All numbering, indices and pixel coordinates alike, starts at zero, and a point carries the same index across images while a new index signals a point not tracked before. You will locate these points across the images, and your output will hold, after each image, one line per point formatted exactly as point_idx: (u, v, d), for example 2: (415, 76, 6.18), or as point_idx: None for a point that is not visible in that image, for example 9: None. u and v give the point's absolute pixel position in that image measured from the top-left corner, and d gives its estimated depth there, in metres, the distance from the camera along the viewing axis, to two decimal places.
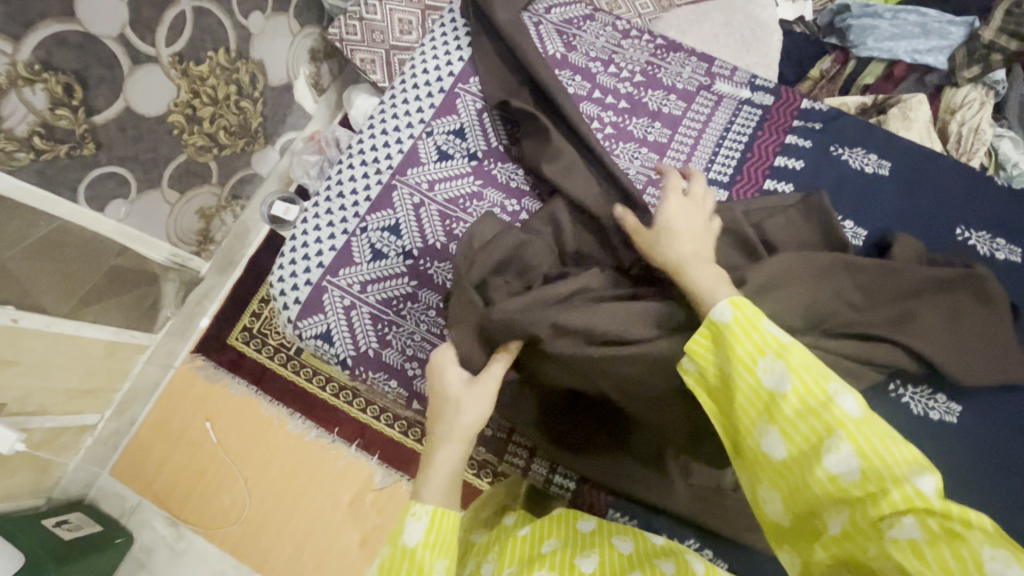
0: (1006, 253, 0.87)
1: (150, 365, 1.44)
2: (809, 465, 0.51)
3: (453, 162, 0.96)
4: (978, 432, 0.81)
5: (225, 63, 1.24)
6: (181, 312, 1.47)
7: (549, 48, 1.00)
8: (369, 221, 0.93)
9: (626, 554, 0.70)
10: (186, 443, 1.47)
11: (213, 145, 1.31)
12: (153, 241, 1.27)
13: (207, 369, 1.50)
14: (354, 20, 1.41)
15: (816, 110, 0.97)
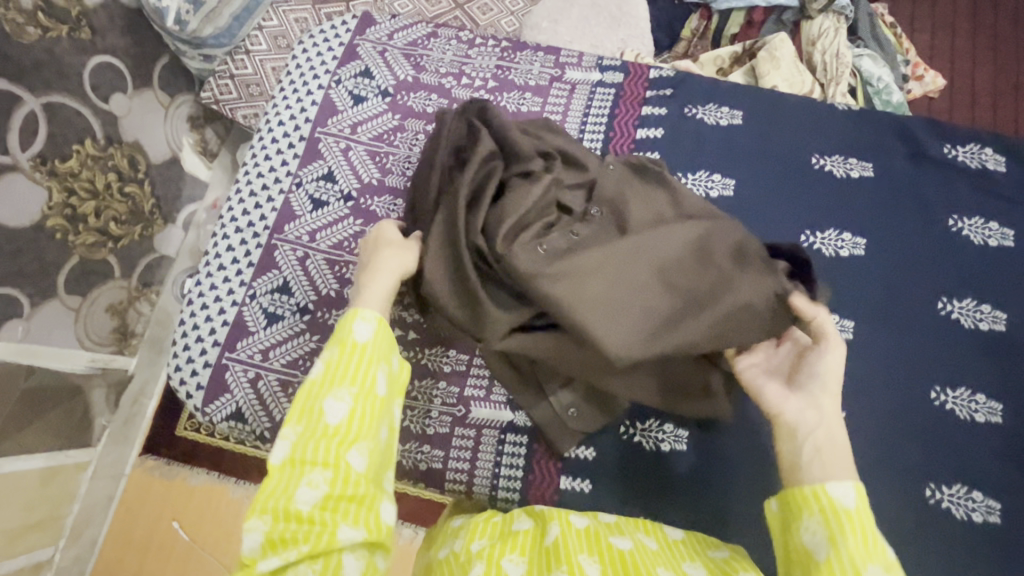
0: (859, 170, 0.93)
1: (98, 480, 1.36)
2: (799, 491, 0.61)
3: (329, 207, 0.94)
4: (887, 338, 0.86)
5: (95, 153, 1.20)
6: (118, 417, 1.41)
7: (398, 74, 1.01)
8: (256, 287, 0.91)
9: (587, 530, 0.73)
10: (156, 548, 1.39)
11: (107, 239, 1.27)
12: (64, 352, 1.21)
13: (162, 466, 1.45)
14: (225, 80, 1.41)
15: (662, 78, 1.01)
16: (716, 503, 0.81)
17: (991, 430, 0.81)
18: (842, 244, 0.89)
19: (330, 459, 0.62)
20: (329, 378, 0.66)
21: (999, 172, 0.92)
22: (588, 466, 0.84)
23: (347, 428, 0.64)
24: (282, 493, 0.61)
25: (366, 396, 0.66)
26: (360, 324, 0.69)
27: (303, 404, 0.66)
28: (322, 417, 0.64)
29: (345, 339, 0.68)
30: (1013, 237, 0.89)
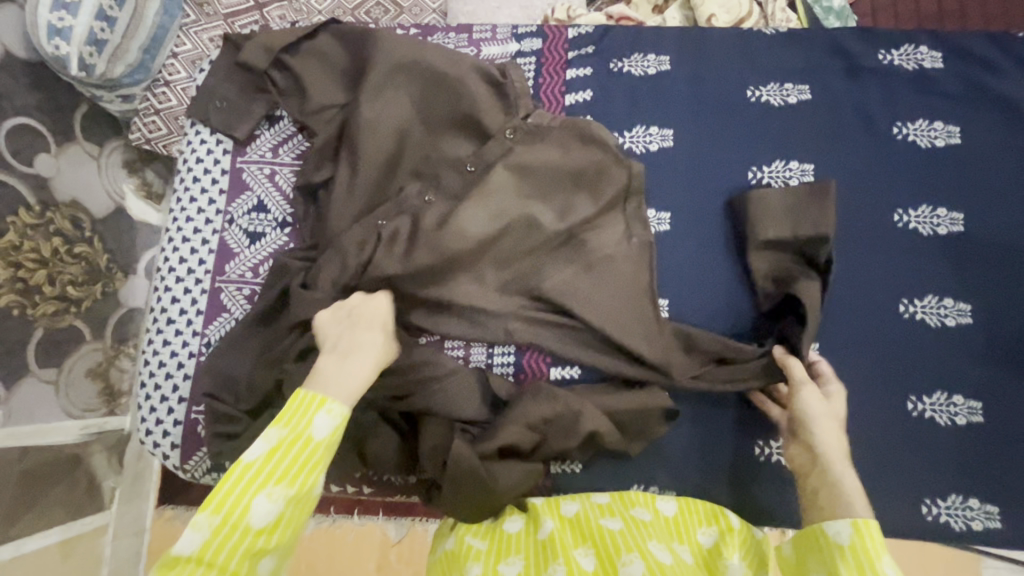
0: (797, 95, 0.90)
1: (121, 539, 1.35)
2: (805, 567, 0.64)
3: (267, 238, 0.91)
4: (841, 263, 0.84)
5: (32, 221, 1.13)
6: (124, 475, 1.38)
7: (203, 147, 0.94)
8: (210, 334, 0.88)
9: (580, 514, 0.77)
10: None
11: (68, 306, 1.23)
12: (54, 426, 1.19)
13: (180, 513, 1.43)
14: (151, 117, 1.32)
15: (582, 35, 0.96)
16: (710, 455, 0.81)
17: (963, 330, 0.82)
18: (790, 173, 0.88)
19: (234, 512, 0.58)
20: (276, 448, 0.62)
21: (936, 70, 0.89)
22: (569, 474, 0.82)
23: (275, 526, 0.60)
24: (239, 496, 0.59)
25: (295, 440, 0.63)
26: (323, 416, 0.64)
27: (287, 461, 0.62)
28: (250, 509, 0.59)
29: (303, 429, 0.63)
30: (958, 133, 0.87)
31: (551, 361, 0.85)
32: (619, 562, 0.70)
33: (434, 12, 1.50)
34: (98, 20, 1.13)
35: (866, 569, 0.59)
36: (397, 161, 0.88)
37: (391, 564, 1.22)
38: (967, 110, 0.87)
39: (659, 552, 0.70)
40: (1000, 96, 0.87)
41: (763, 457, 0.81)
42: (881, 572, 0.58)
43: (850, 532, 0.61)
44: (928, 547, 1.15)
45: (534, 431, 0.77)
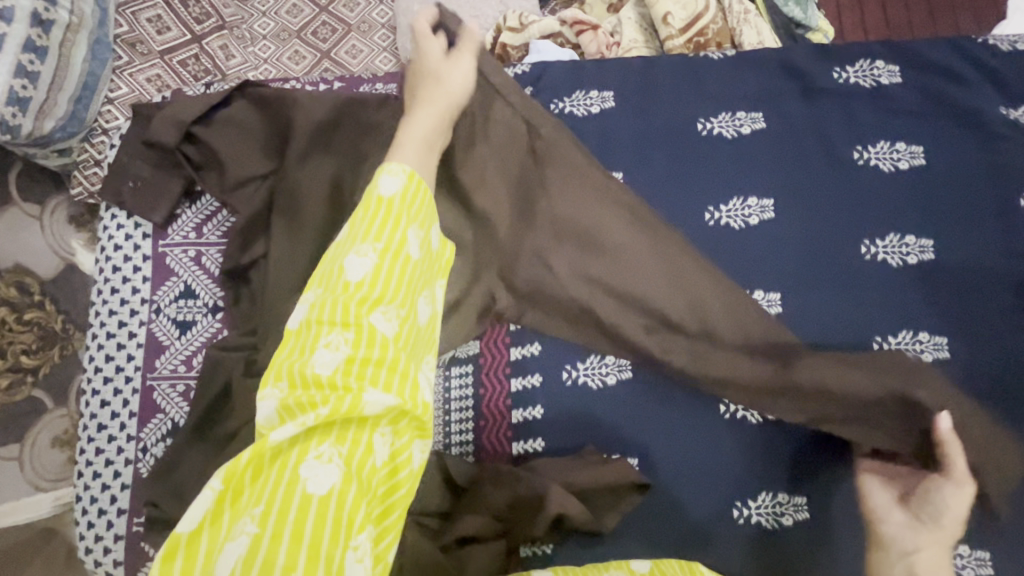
0: (750, 123, 0.84)
1: None
2: None
3: (198, 327, 0.84)
4: (806, 303, 0.80)
5: None
6: None
7: (121, 233, 0.87)
8: (145, 438, 0.82)
9: (563, 572, 0.63)
10: None
11: (23, 376, 1.08)
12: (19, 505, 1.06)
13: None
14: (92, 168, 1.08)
15: (519, 76, 0.90)
16: (687, 522, 0.76)
17: (942, 365, 0.77)
18: (749, 211, 0.82)
19: (388, 249, 0.52)
20: (314, 356, 0.47)
21: (895, 86, 0.84)
22: (546, 560, 0.76)
23: (374, 284, 0.50)
24: (295, 359, 0.48)
25: (391, 255, 0.52)
26: (385, 174, 0.55)
27: (325, 267, 0.51)
28: (342, 278, 0.50)
29: (371, 189, 0.54)
30: (923, 153, 0.81)
31: (512, 436, 0.80)
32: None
33: (383, 29, 1.33)
34: (17, 77, 0.96)
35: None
36: (329, 234, 0.82)
37: None
38: (932, 128, 0.82)
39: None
40: (964, 109, 0.82)
41: (742, 520, 0.76)
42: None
43: None
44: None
45: (498, 521, 0.72)
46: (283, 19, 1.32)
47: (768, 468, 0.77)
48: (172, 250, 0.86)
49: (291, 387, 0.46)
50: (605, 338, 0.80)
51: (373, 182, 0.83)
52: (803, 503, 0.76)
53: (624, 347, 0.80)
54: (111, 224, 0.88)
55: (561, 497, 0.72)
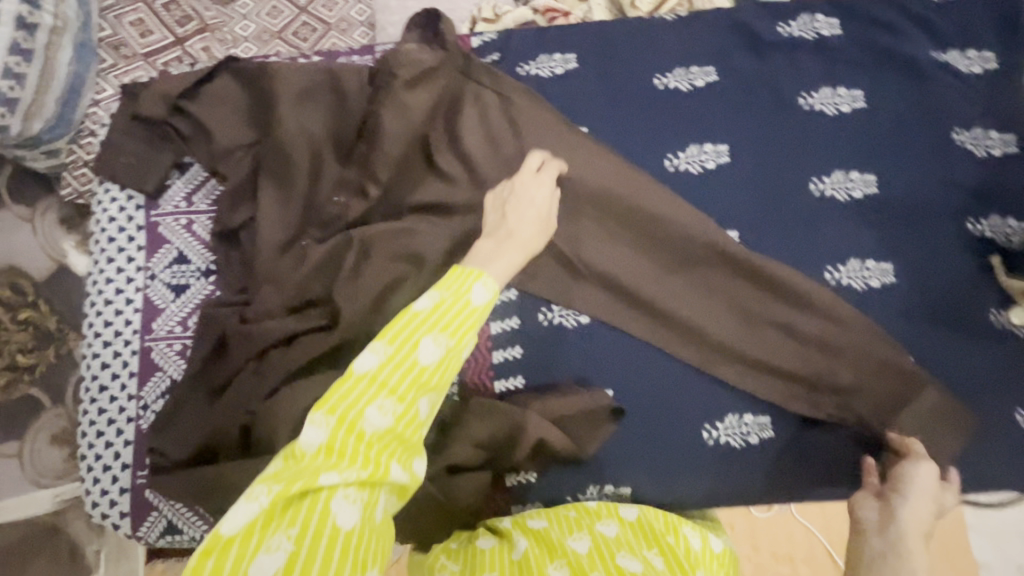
0: (703, 77, 0.90)
1: None
2: None
3: (192, 289, 0.89)
4: (763, 238, 0.86)
5: None
6: None
7: (114, 205, 0.91)
8: (145, 396, 0.86)
9: (547, 527, 0.73)
10: None
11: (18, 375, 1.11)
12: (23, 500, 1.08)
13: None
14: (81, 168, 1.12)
15: (486, 43, 0.95)
16: (661, 446, 0.81)
17: (887, 289, 0.84)
18: (706, 156, 0.88)
19: (405, 347, 0.59)
20: (365, 406, 0.56)
21: (835, 36, 0.90)
22: (530, 489, 0.81)
23: (439, 368, 0.60)
24: (353, 405, 0.56)
25: (453, 356, 0.61)
26: (480, 284, 0.64)
27: (400, 327, 0.60)
28: (415, 354, 0.59)
29: (462, 293, 0.63)
30: (862, 96, 0.88)
31: (494, 375, 0.84)
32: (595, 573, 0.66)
33: (362, 26, 1.35)
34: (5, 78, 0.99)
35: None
36: (315, 196, 0.87)
37: None
38: (870, 73, 0.88)
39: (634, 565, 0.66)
40: (898, 55, 0.89)
41: (711, 442, 0.81)
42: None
43: None
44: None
45: (482, 449, 0.77)
46: (263, 21, 1.34)
47: (732, 391, 0.83)
48: (164, 218, 0.91)
49: (345, 429, 0.55)
50: (579, 278, 0.85)
51: (353, 145, 0.88)
52: (767, 422, 0.82)
53: (596, 288, 0.84)
54: (105, 197, 0.92)
55: (540, 426, 0.77)
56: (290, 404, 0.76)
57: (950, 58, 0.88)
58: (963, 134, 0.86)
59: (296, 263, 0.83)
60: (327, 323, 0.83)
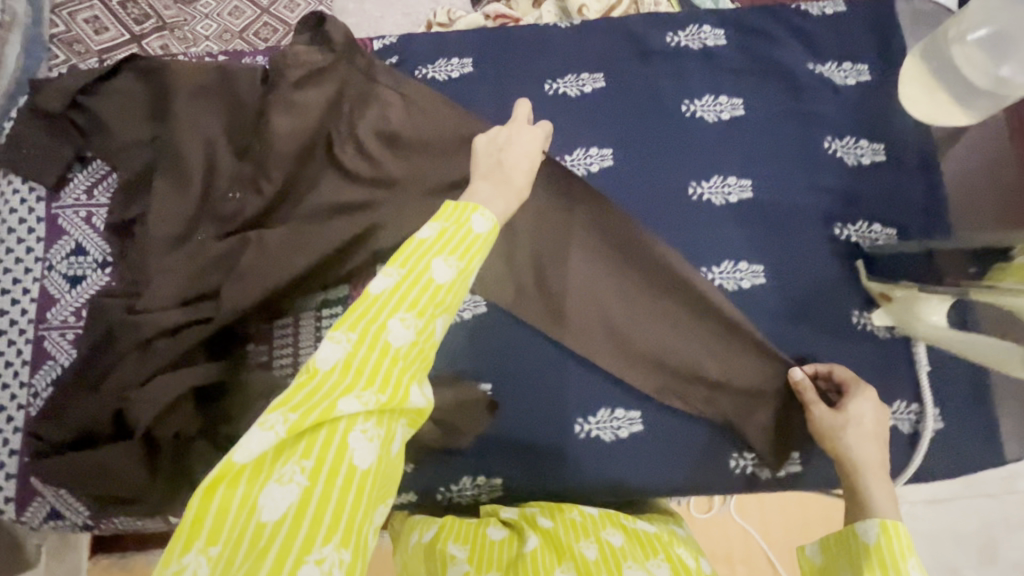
0: (592, 83, 0.94)
1: None
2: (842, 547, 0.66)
3: (87, 280, 0.90)
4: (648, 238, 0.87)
5: None
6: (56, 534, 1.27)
7: (14, 197, 0.93)
8: (36, 383, 0.87)
9: (558, 530, 0.73)
10: None
11: None
12: None
13: (117, 561, 1.32)
14: None
15: (387, 46, 0.98)
16: (536, 438, 0.85)
17: (757, 290, 0.87)
18: (590, 160, 0.91)
19: (417, 267, 0.57)
20: (379, 322, 0.55)
21: (720, 47, 0.94)
22: (407, 478, 0.84)
23: (407, 355, 0.55)
24: (324, 396, 0.51)
25: (464, 279, 0.59)
26: (449, 257, 0.58)
27: (410, 253, 0.58)
28: (383, 336, 0.54)
29: (464, 222, 0.61)
30: (742, 104, 0.91)
31: None
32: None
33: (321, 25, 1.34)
34: None
35: (889, 568, 0.61)
36: (211, 191, 0.90)
37: None
38: (750, 82, 0.92)
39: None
40: (778, 65, 0.92)
41: (582, 435, 0.84)
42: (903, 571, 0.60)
43: (877, 529, 0.64)
44: (809, 498, 1.20)
45: None
46: (223, 20, 1.34)
47: (607, 385, 0.86)
48: (66, 211, 0.93)
49: (319, 415, 0.50)
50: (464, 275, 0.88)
51: (249, 143, 0.91)
52: (637, 417, 0.85)
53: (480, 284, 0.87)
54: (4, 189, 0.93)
55: None
56: (154, 399, 0.79)
57: (826, 71, 0.92)
58: (834, 143, 0.90)
59: (193, 258, 0.87)
60: (212, 316, 0.85)
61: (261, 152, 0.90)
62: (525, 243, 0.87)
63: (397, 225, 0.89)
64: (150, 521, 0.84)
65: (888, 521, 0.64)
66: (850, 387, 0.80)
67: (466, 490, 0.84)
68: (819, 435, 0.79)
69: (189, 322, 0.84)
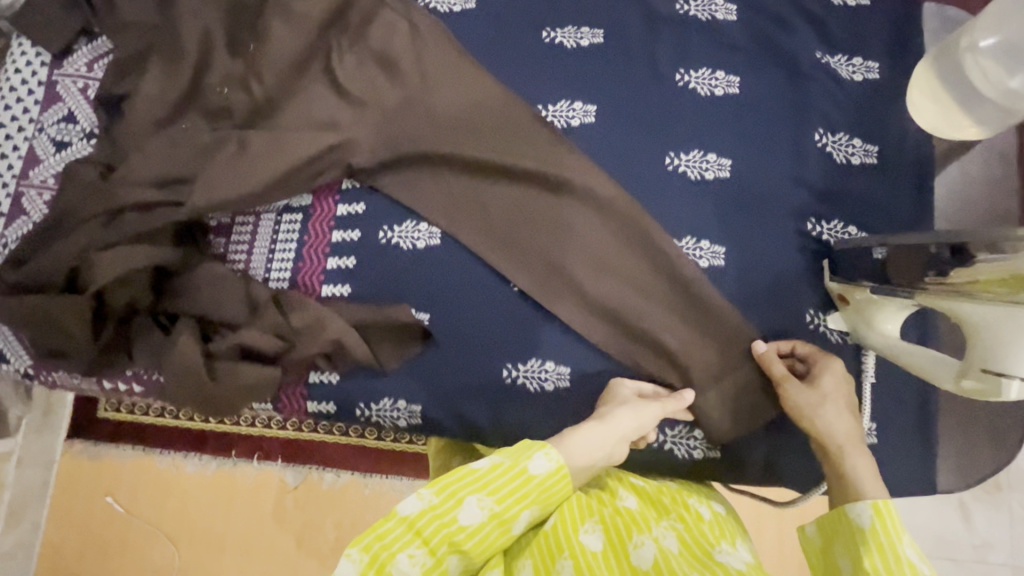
0: (591, 38, 0.92)
1: (25, 470, 1.34)
2: (833, 528, 0.63)
3: (73, 147, 0.94)
4: (619, 199, 0.86)
5: None
6: (35, 407, 1.33)
7: (19, 58, 0.97)
8: (9, 235, 0.91)
9: (580, 496, 0.74)
10: (95, 526, 1.39)
11: None
12: None
13: (87, 448, 1.40)
14: None
15: None
16: (464, 375, 0.85)
17: (716, 271, 0.85)
18: (573, 113, 0.90)
19: (510, 507, 0.64)
20: (484, 523, 0.62)
21: (728, 22, 0.90)
22: (331, 389, 0.85)
23: (476, 533, 0.61)
24: (387, 546, 0.58)
25: (539, 492, 0.65)
26: (541, 456, 0.66)
27: (506, 479, 0.64)
28: (456, 513, 0.61)
29: (525, 461, 0.65)
30: (738, 83, 0.88)
31: (324, 279, 0.88)
32: (630, 541, 0.67)
33: None
34: None
35: (886, 550, 0.58)
36: (197, 79, 0.91)
37: (287, 507, 1.37)
38: (751, 62, 0.89)
39: (664, 542, 0.67)
40: (783, 50, 0.89)
41: (509, 380, 0.84)
42: (903, 553, 0.57)
43: (869, 511, 0.60)
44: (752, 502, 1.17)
45: (281, 338, 0.81)
46: None
47: (544, 337, 0.85)
48: (65, 80, 0.96)
49: (402, 533, 0.58)
50: (426, 204, 0.88)
51: (243, 40, 0.92)
52: (566, 372, 0.84)
53: (440, 216, 0.88)
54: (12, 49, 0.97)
55: (339, 326, 0.80)
56: (100, 263, 0.80)
57: (833, 63, 0.88)
58: (825, 137, 0.86)
59: (165, 141, 0.88)
60: (181, 201, 0.85)
61: (254, 51, 0.92)
62: (492, 184, 0.88)
63: (369, 142, 0.89)
64: (86, 382, 0.88)
65: (879, 500, 0.61)
66: (817, 361, 0.78)
67: (385, 410, 0.85)
68: (795, 411, 0.75)
69: (149, 199, 0.85)
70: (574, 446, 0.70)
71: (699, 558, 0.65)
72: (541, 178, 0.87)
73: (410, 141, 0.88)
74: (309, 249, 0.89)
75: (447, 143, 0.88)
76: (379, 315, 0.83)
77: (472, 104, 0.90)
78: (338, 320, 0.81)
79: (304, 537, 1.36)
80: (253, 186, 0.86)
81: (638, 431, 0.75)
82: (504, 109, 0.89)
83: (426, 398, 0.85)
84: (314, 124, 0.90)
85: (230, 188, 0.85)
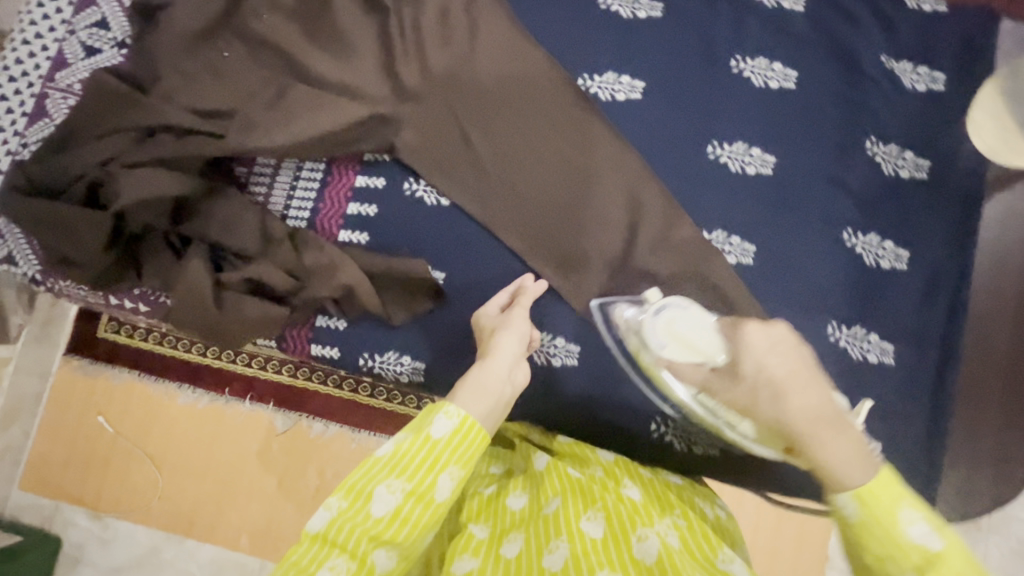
0: (647, 11, 0.88)
1: (20, 375, 1.35)
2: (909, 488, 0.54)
3: (103, 55, 0.91)
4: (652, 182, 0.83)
5: None
6: (35, 315, 1.35)
7: None
8: (28, 136, 0.90)
9: (583, 481, 0.71)
10: (84, 439, 1.41)
11: None
12: None
13: (84, 364, 1.40)
14: None
15: None
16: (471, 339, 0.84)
17: (741, 269, 0.82)
18: (619, 87, 0.87)
19: (426, 481, 0.58)
20: (395, 509, 0.57)
21: (795, 12, 0.86)
22: (338, 335, 0.84)
23: (396, 520, 0.56)
24: (303, 570, 0.54)
25: (449, 456, 0.59)
26: (440, 416, 0.60)
27: (414, 454, 0.59)
28: (367, 508, 0.56)
29: (423, 428, 0.60)
30: (794, 77, 0.85)
31: (343, 224, 0.87)
32: (634, 534, 0.65)
33: None
34: None
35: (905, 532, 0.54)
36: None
37: (273, 450, 1.37)
38: (811, 56, 0.85)
39: (668, 536, 0.65)
40: (847, 50, 0.85)
41: None
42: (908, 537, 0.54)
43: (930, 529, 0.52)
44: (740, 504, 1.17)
45: (293, 278, 0.80)
46: None
47: (558, 312, 0.84)
48: None
49: (309, 548, 0.55)
50: (455, 160, 0.85)
51: None
52: (575, 351, 0.84)
53: (466, 174, 0.85)
54: None
55: (353, 273, 0.79)
56: (118, 182, 0.77)
57: (898, 69, 0.84)
58: (876, 146, 0.83)
59: (198, 62, 0.85)
60: (209, 128, 0.81)
61: None
62: (523, 146, 0.85)
63: (405, 85, 0.85)
64: (93, 294, 0.88)
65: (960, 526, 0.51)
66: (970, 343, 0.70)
67: (387, 363, 0.84)
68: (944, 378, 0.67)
69: (175, 121, 0.80)
70: (471, 391, 0.65)
71: (702, 563, 0.63)
72: (575, 150, 0.85)
73: (449, 92, 0.85)
74: (331, 192, 0.87)
75: (486, 103, 0.85)
76: (396, 272, 0.82)
77: (518, 62, 0.86)
78: (358, 272, 0.80)
79: (286, 479, 1.36)
80: (281, 117, 0.82)
81: (523, 343, 0.74)
82: (548, 73, 0.86)
83: (432, 356, 0.84)
84: (349, 62, 0.86)
85: (257, 117, 0.82)
